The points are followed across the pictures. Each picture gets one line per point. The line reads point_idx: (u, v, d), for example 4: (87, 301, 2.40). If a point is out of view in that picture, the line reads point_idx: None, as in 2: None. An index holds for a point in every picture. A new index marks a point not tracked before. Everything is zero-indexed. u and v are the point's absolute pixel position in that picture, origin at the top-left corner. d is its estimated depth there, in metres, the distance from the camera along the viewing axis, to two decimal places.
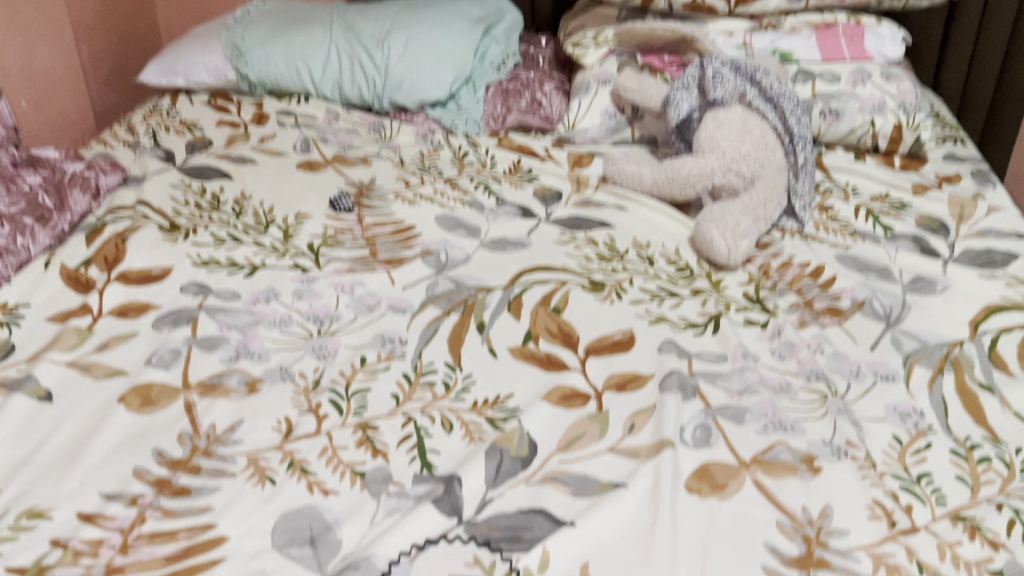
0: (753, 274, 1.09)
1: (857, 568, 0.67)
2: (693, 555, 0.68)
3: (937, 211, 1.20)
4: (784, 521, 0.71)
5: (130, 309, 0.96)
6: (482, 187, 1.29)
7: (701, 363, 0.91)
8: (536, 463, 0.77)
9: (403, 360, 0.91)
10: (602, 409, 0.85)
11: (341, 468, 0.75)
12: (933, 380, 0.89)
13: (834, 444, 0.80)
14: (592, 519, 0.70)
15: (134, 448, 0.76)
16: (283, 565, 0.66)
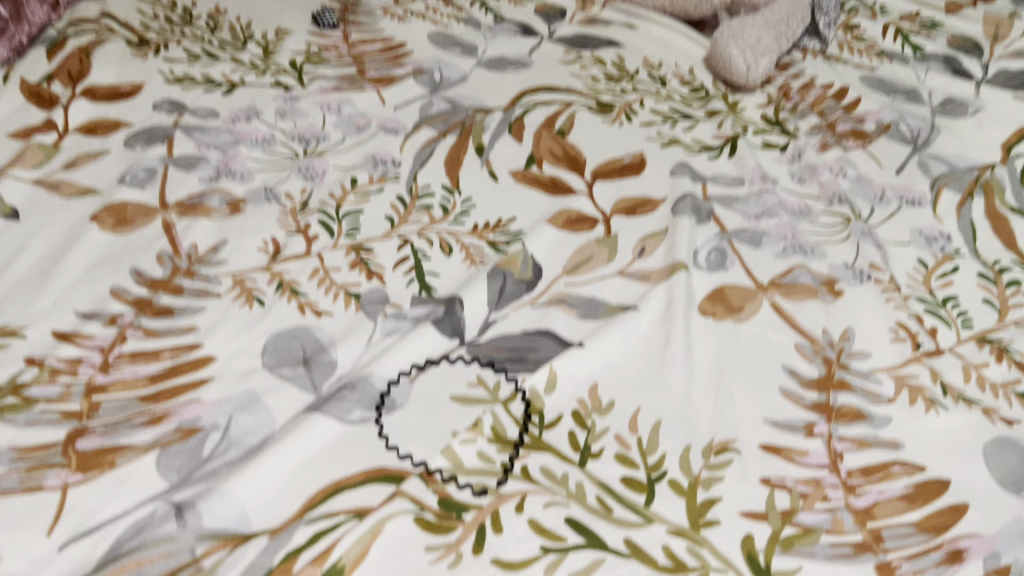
0: (772, 95, 1.01)
1: (880, 390, 0.64)
2: (707, 376, 0.64)
3: (971, 30, 1.11)
4: (802, 344, 0.68)
5: (100, 127, 0.88)
6: (479, 3, 1.18)
7: (717, 186, 0.85)
8: (541, 286, 0.72)
9: (397, 182, 0.84)
10: (611, 233, 0.78)
11: (333, 289, 0.70)
12: (962, 204, 0.84)
13: (856, 268, 0.75)
14: (601, 339, 0.65)
15: (110, 268, 0.71)
16: (275, 385, 0.62)
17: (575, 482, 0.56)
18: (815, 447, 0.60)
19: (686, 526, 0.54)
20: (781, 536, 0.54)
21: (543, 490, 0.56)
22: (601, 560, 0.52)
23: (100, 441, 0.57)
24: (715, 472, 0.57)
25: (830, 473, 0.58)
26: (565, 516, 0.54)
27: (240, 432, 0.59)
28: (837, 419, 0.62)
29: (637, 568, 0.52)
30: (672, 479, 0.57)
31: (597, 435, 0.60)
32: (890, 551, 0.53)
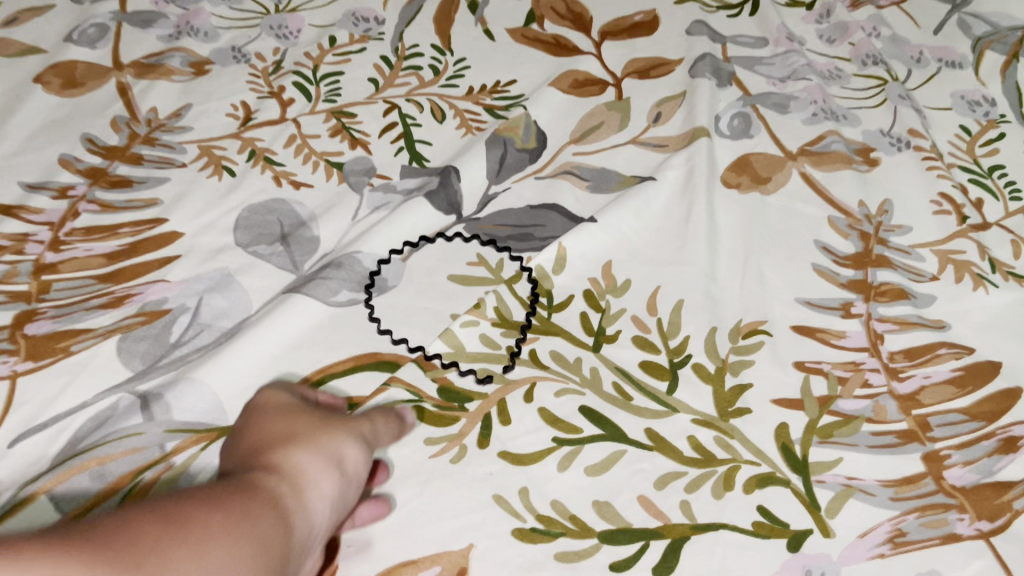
0: None
1: (922, 267, 0.58)
2: (734, 253, 0.58)
3: None
4: (837, 217, 0.61)
5: None
6: None
7: (737, 48, 0.76)
8: (546, 156, 0.64)
9: (381, 42, 0.73)
10: (622, 98, 0.69)
11: (313, 159, 0.62)
12: (1007, 66, 0.75)
13: (893, 135, 0.68)
14: (616, 211, 0.58)
15: (58, 135, 0.62)
16: (249, 263, 0.55)
17: (590, 368, 0.50)
18: (853, 329, 0.54)
19: (713, 415, 0.49)
20: (818, 425, 0.48)
21: (554, 377, 0.50)
22: (622, 453, 0.47)
23: (53, 325, 0.50)
24: (744, 356, 0.51)
25: (871, 356, 0.52)
26: (579, 406, 0.48)
27: (212, 315, 0.52)
28: (877, 298, 0.55)
29: (661, 462, 0.46)
30: (697, 363, 0.51)
31: (612, 317, 0.53)
32: (939, 440, 0.48)
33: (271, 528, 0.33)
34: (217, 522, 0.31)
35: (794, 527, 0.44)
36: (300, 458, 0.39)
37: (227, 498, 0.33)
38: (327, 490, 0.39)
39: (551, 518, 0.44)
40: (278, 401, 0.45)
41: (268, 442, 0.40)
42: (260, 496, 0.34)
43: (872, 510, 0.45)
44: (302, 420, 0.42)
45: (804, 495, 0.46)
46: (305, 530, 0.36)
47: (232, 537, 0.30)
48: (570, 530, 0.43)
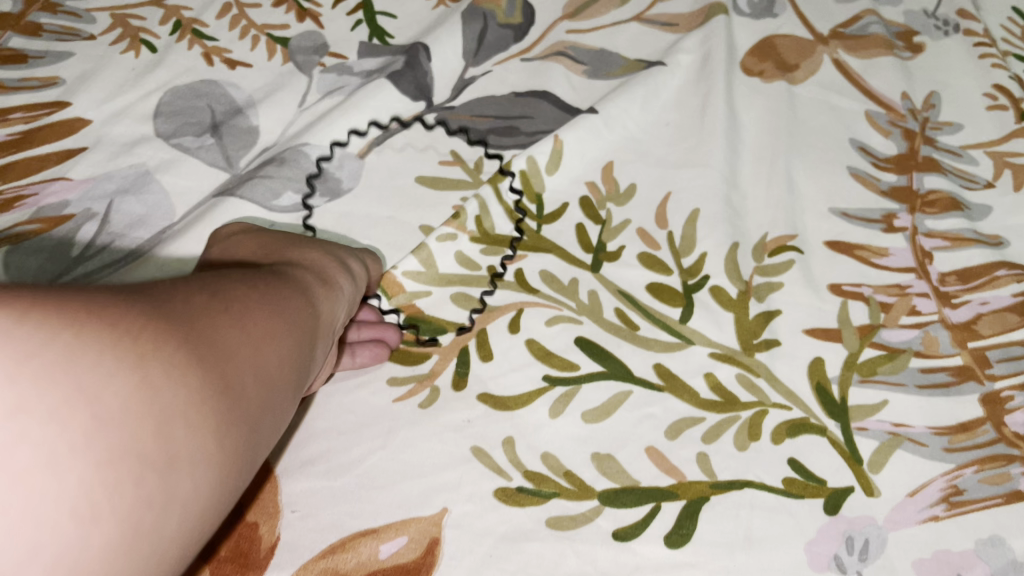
0: None
1: (975, 173, 0.49)
2: (757, 154, 0.48)
3: None
4: (875, 112, 0.52)
5: None
6: None
7: None
8: (535, 32, 0.53)
9: None
10: None
11: (250, 32, 0.51)
12: None
13: (939, 17, 0.58)
14: (619, 100, 0.49)
15: None
16: (172, 159, 0.45)
17: (588, 292, 0.42)
18: (897, 245, 0.45)
19: (736, 349, 0.40)
20: (859, 361, 0.41)
21: (544, 302, 0.41)
22: (628, 394, 0.38)
23: None
24: (771, 278, 0.43)
25: (919, 278, 0.44)
26: (576, 338, 0.40)
27: (125, 222, 0.42)
28: (924, 209, 0.47)
29: (674, 406, 0.38)
30: (716, 287, 0.43)
31: (614, 230, 0.45)
32: (999, 379, 0.41)
33: (305, 308, 0.33)
34: (255, 294, 0.30)
35: (833, 484, 0.37)
36: (313, 256, 0.37)
37: (257, 277, 0.32)
38: (348, 290, 0.37)
39: (542, 476, 0.36)
40: (239, 228, 0.40)
41: (267, 245, 0.38)
42: (292, 284, 0.33)
43: (923, 463, 0.38)
44: (289, 238, 0.39)
45: (844, 446, 0.38)
46: (330, 318, 0.35)
47: (270, 307, 0.31)
48: (565, 489, 0.36)
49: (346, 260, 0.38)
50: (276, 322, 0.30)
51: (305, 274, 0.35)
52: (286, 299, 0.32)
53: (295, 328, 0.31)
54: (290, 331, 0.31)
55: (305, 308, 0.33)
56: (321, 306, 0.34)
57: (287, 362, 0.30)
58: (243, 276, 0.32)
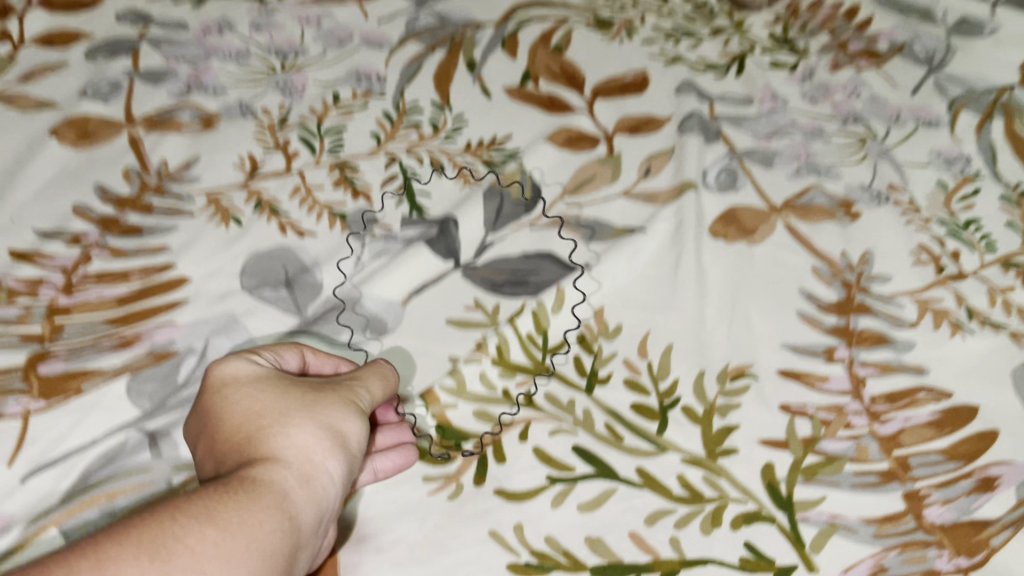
0: (781, 12, 0.94)
1: (901, 315, 0.60)
2: (721, 300, 0.60)
3: None
4: (820, 267, 0.63)
5: (58, 37, 0.81)
6: None
7: (725, 106, 0.80)
8: (541, 206, 0.67)
9: (383, 99, 0.77)
10: (613, 152, 0.73)
11: (316, 208, 0.65)
12: (981, 126, 0.79)
13: (874, 190, 0.71)
14: (609, 260, 0.61)
15: (71, 185, 0.65)
16: (255, 307, 0.57)
17: (582, 409, 0.52)
18: (835, 373, 0.56)
19: (702, 454, 0.50)
20: (803, 465, 0.50)
21: (548, 417, 0.52)
22: (613, 490, 0.48)
23: (65, 366, 0.52)
24: (731, 399, 0.53)
25: (853, 399, 0.54)
26: (572, 445, 0.50)
27: (218, 356, 0.54)
28: (859, 344, 0.58)
29: (651, 499, 0.48)
30: (686, 405, 0.53)
31: (604, 360, 0.55)
32: (918, 479, 0.50)
33: (275, 526, 0.37)
34: (212, 537, 0.34)
35: (779, 562, 0.46)
36: (296, 440, 0.43)
37: (228, 499, 0.37)
38: (333, 471, 0.43)
39: (545, 553, 0.45)
40: (251, 379, 0.46)
41: (270, 412, 0.44)
42: (271, 495, 0.39)
43: (855, 547, 0.47)
44: (286, 403, 0.45)
45: (790, 532, 0.47)
46: (315, 509, 0.41)
47: (227, 549, 0.34)
48: (563, 564, 0.45)
49: (339, 429, 0.45)
50: (232, 563, 0.34)
51: (285, 475, 0.41)
52: (249, 530, 0.36)
53: (255, 559, 0.35)
54: (247, 565, 0.35)
55: (275, 530, 0.37)
56: (297, 509, 0.39)
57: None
58: (209, 509, 0.36)
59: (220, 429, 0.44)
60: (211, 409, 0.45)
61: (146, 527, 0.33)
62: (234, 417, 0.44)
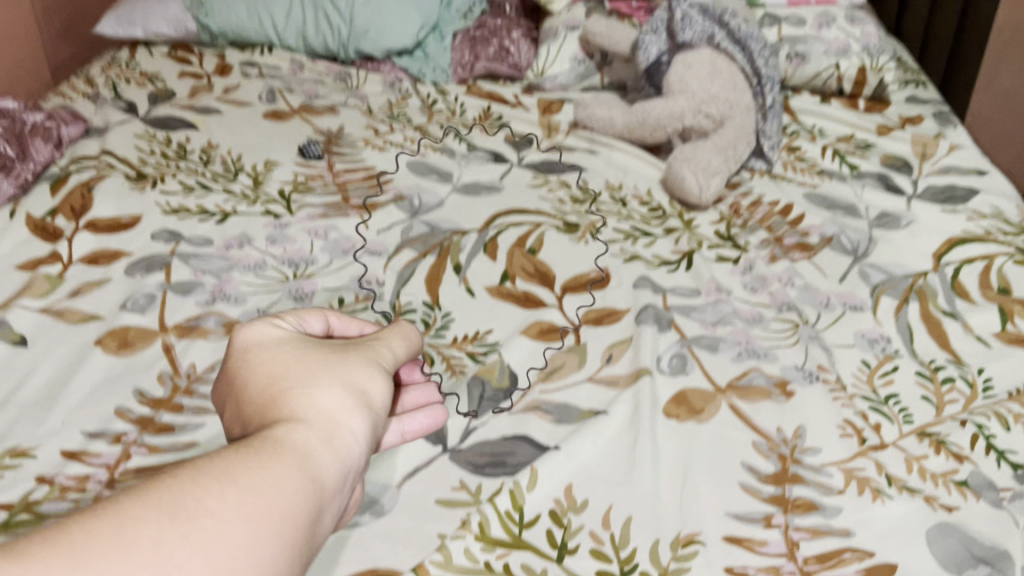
0: (724, 213, 1.10)
1: (830, 482, 0.69)
2: (673, 474, 0.69)
3: (900, 151, 1.22)
4: (759, 442, 0.73)
5: (102, 256, 0.95)
6: (452, 133, 1.28)
7: (676, 298, 0.92)
8: (517, 393, 0.78)
9: (381, 300, 0.89)
10: (580, 343, 0.84)
11: None
12: (900, 309, 0.91)
13: (806, 370, 0.81)
14: (575, 441, 0.71)
15: (113, 390, 0.75)
16: None
17: None
18: (773, 537, 0.65)
19: None
20: None
21: None
22: None
23: None
24: (682, 563, 0.62)
25: (788, 561, 0.63)
26: None
27: None
28: (793, 510, 0.67)
29: None
30: (643, 571, 0.61)
31: (572, 532, 0.64)
32: None
33: (297, 484, 0.38)
34: (232, 496, 0.35)
35: None
36: (318, 400, 0.43)
37: (250, 459, 0.37)
38: (358, 428, 0.43)
39: None
40: (271, 342, 0.47)
41: (291, 370, 0.44)
42: (293, 454, 0.39)
43: None
44: (307, 362, 0.45)
45: None
46: (339, 471, 0.41)
47: (248, 511, 0.35)
48: None
49: (361, 390, 0.45)
50: (257, 520, 0.35)
51: (306, 433, 0.41)
52: (269, 491, 0.36)
53: (279, 518, 0.36)
54: (271, 527, 0.35)
55: (299, 489, 0.37)
56: (320, 467, 0.40)
57: (266, 564, 0.35)
58: (229, 469, 0.36)
59: (244, 387, 0.45)
60: (235, 370, 0.46)
61: (167, 491, 0.34)
62: (256, 377, 0.45)
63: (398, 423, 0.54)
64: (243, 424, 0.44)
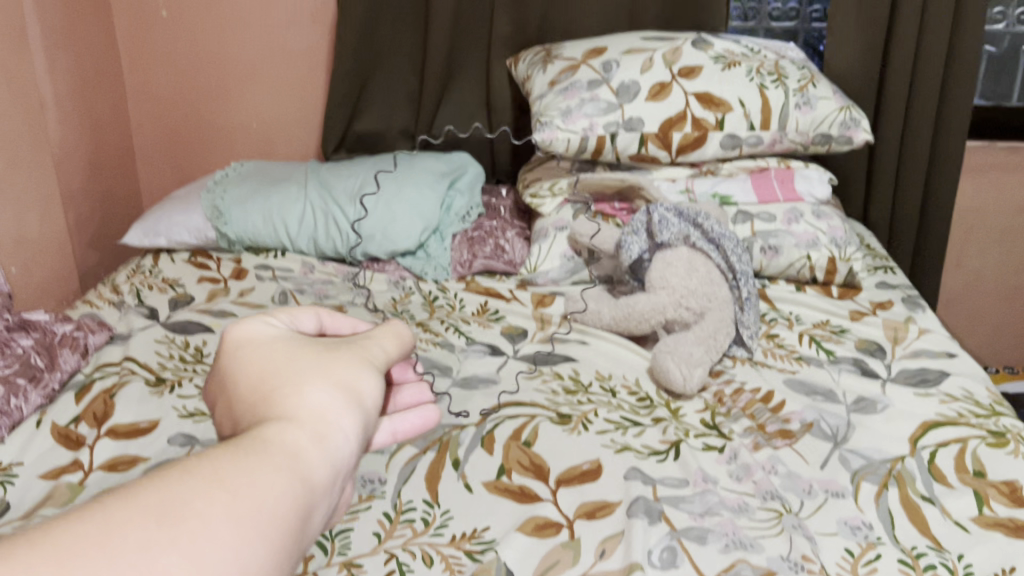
0: (708, 401, 1.16)
1: None
2: None
3: (874, 335, 1.30)
4: None
5: (121, 462, 1.00)
6: (452, 328, 1.36)
7: (665, 488, 0.97)
8: None
9: (383, 498, 0.94)
10: (574, 536, 0.88)
11: None
12: (880, 494, 0.95)
13: (792, 559, 0.85)
14: None
15: None
16: None
17: None
18: None
19: None
20: None
21: None
22: None
23: None
24: None
25: None
26: None
27: None
28: None
29: None
30: None
31: None
32: None
33: (287, 485, 0.38)
34: (219, 500, 0.35)
35: None
36: (308, 399, 0.43)
37: (238, 462, 0.37)
38: (351, 425, 0.44)
39: None
40: (263, 343, 0.47)
41: (283, 371, 0.45)
42: (282, 456, 0.39)
43: None
44: (297, 364, 0.45)
45: None
46: (331, 466, 0.41)
47: (235, 511, 0.35)
48: None
49: (353, 386, 0.45)
50: (246, 522, 0.35)
51: (296, 433, 0.41)
52: (258, 490, 0.36)
53: (269, 516, 0.36)
54: (259, 527, 0.35)
55: (289, 489, 0.37)
56: (309, 467, 0.40)
57: (256, 563, 0.35)
58: (217, 470, 0.36)
59: (237, 389, 0.45)
60: (227, 372, 0.46)
61: (155, 493, 0.34)
62: (250, 377, 0.45)
63: (390, 422, 0.52)
64: (238, 423, 0.44)
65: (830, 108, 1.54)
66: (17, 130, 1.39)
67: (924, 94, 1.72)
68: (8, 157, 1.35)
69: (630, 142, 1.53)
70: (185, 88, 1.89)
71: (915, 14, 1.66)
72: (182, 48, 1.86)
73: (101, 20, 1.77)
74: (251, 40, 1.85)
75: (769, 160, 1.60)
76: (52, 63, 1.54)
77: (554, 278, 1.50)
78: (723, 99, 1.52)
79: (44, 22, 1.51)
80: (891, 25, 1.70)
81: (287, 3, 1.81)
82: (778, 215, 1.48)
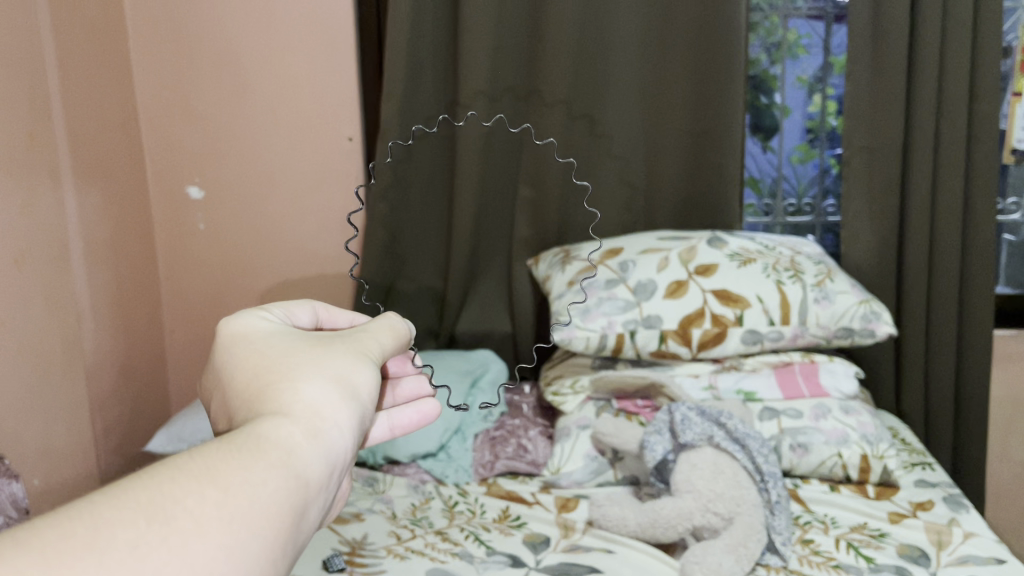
0: None
1: None
2: None
3: (917, 540, 1.23)
4: None
5: None
6: (472, 537, 1.32)
7: None
8: None
9: None
10: None
11: None
12: None
13: None
14: None
15: None
16: None
17: None
18: None
19: None
20: None
21: None
22: None
23: None
24: None
25: None
26: None
27: None
28: None
29: None
30: None
31: None
32: None
33: (283, 479, 0.48)
34: (213, 496, 0.44)
35: None
36: (302, 397, 0.56)
37: (235, 457, 0.48)
38: (339, 424, 0.56)
39: None
40: (255, 337, 0.65)
41: (267, 364, 0.61)
42: (274, 457, 0.49)
43: None
44: (285, 360, 0.61)
45: None
46: (321, 460, 0.53)
47: (228, 505, 0.44)
48: None
49: (341, 382, 0.60)
50: (235, 521, 0.44)
51: (291, 430, 0.53)
52: (251, 487, 0.46)
53: (261, 513, 0.46)
54: (256, 522, 0.45)
55: (279, 482, 0.48)
56: (301, 464, 0.50)
57: (255, 546, 0.45)
58: (210, 469, 0.46)
59: (238, 377, 0.61)
60: (231, 368, 0.62)
61: (143, 492, 0.43)
62: (249, 375, 0.60)
63: (400, 410, 0.81)
64: (243, 408, 0.58)
65: (850, 302, 1.56)
66: (52, 344, 1.44)
67: (945, 282, 1.73)
68: (41, 371, 1.40)
69: (649, 339, 1.53)
70: (219, 294, 1.97)
71: (925, 208, 1.71)
72: (220, 257, 1.95)
73: (143, 234, 1.88)
74: (283, 247, 1.93)
75: (793, 355, 1.59)
76: (92, 278, 1.61)
77: (577, 480, 1.46)
78: (741, 295, 1.54)
79: (88, 239, 1.60)
80: (903, 220, 1.74)
81: (318, 213, 1.91)
82: (804, 408, 1.45)
